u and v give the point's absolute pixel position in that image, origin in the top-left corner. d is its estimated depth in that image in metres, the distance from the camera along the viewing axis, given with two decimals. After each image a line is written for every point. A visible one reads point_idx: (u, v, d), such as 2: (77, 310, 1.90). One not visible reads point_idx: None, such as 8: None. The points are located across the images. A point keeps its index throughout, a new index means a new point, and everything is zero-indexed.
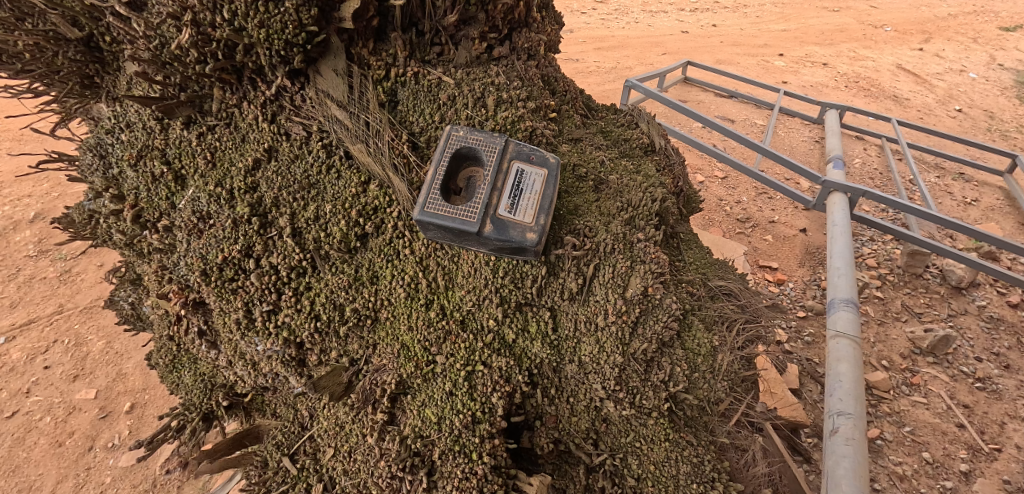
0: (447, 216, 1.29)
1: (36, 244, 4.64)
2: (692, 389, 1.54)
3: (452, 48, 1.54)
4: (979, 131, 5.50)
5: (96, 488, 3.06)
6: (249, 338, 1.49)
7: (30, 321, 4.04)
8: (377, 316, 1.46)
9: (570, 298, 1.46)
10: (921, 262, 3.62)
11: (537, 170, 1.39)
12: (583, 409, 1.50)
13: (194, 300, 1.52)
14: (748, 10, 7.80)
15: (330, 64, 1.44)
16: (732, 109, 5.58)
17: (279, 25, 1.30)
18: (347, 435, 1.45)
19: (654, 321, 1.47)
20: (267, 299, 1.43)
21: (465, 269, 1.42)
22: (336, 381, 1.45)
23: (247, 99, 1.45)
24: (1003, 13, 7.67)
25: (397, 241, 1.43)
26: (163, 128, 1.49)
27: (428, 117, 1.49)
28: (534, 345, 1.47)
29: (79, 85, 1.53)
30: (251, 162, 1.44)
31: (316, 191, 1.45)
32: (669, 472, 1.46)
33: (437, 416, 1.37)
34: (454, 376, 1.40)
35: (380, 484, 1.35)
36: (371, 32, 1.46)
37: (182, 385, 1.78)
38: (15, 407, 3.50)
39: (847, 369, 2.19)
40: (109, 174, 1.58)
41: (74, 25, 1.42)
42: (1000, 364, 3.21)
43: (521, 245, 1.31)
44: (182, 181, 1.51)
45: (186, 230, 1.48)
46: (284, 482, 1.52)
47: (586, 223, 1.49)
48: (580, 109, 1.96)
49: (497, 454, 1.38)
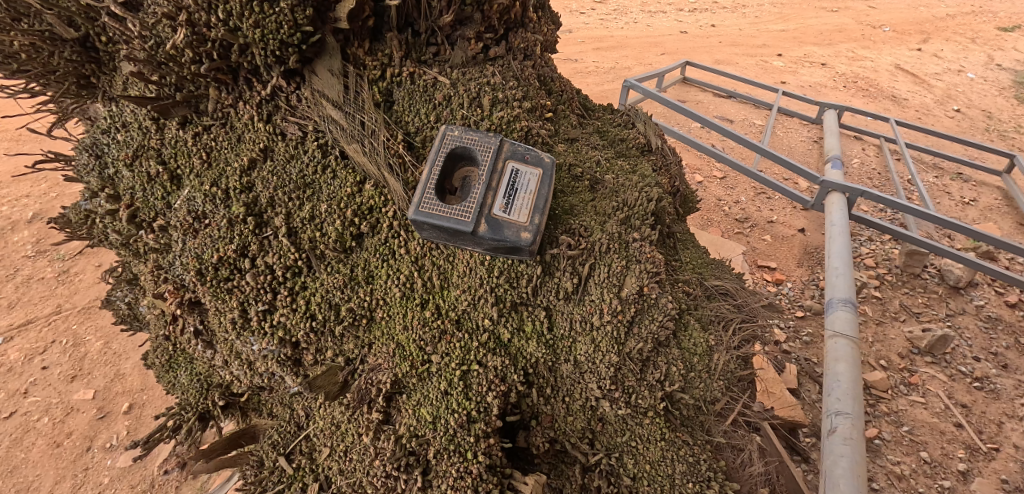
0: (441, 216, 1.29)
1: (33, 245, 4.64)
2: (688, 388, 1.54)
3: (448, 48, 1.54)
4: (977, 130, 5.51)
5: (95, 488, 3.05)
6: (244, 338, 1.49)
7: (28, 321, 4.04)
8: (372, 316, 1.47)
9: (565, 297, 1.46)
10: (919, 261, 3.64)
11: (532, 170, 1.39)
12: (579, 409, 1.50)
13: (189, 300, 1.53)
14: (747, 10, 7.81)
15: (325, 64, 1.44)
16: (730, 109, 5.59)
17: (274, 26, 1.30)
18: (343, 435, 1.46)
19: (649, 321, 1.47)
20: (262, 298, 1.44)
21: (460, 269, 1.42)
22: (331, 381, 1.45)
23: (242, 99, 1.45)
24: (1001, 13, 7.68)
25: (392, 240, 1.43)
26: (159, 128, 1.49)
27: (424, 117, 1.49)
28: (529, 344, 1.47)
29: (75, 85, 1.54)
30: (246, 162, 1.44)
31: (311, 191, 1.45)
32: (666, 471, 1.47)
33: (432, 416, 1.38)
34: (450, 375, 1.40)
35: (375, 483, 1.35)
36: (366, 32, 1.46)
37: (178, 385, 1.78)
38: (13, 407, 3.50)
39: (845, 369, 2.19)
40: (105, 174, 1.58)
41: (70, 25, 1.42)
42: (998, 364, 3.21)
43: (516, 244, 1.31)
44: (177, 181, 1.51)
45: (181, 229, 1.48)
46: (279, 482, 1.53)
47: (582, 223, 1.49)
48: (577, 109, 1.96)
49: (492, 453, 1.39)
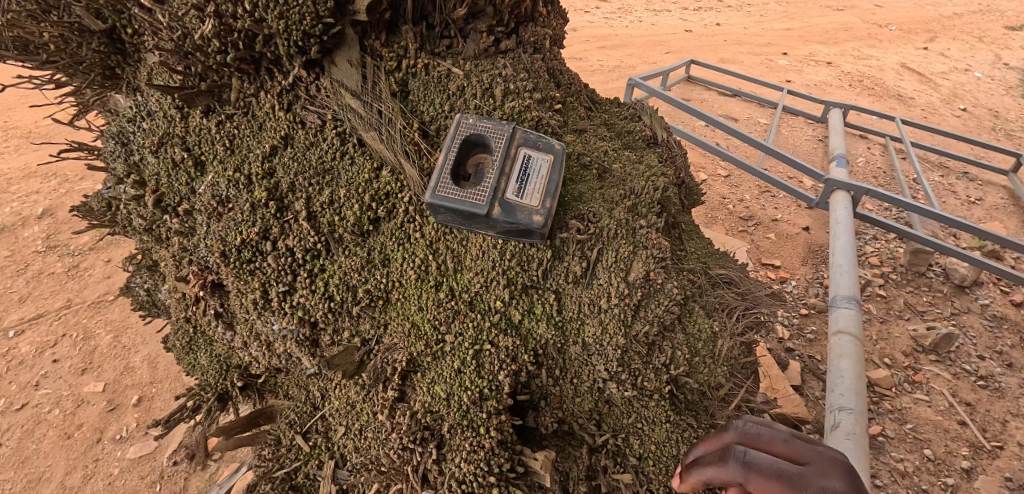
0: (457, 200, 1.34)
1: (44, 240, 4.71)
2: (693, 373, 1.59)
3: (461, 41, 1.58)
4: (984, 130, 5.53)
5: (105, 479, 3.11)
6: (265, 317, 1.56)
7: (39, 316, 4.12)
8: (388, 297, 1.52)
9: (574, 281, 1.50)
10: (924, 259, 3.67)
11: (543, 156, 1.44)
12: (587, 390, 1.54)
13: (212, 282, 1.59)
14: (752, 8, 7.81)
15: (345, 55, 1.48)
16: (735, 108, 5.63)
17: (297, 17, 1.36)
18: (358, 414, 1.52)
19: (656, 304, 1.52)
20: (283, 280, 1.51)
21: (473, 252, 1.47)
22: (348, 360, 1.51)
23: (263, 89, 1.50)
24: (1009, 12, 7.67)
25: (407, 225, 1.49)
26: (184, 116, 1.54)
27: (438, 106, 1.54)
28: (539, 326, 1.52)
29: (101, 76, 1.59)
30: (268, 148, 1.50)
31: (330, 177, 1.50)
32: (670, 451, 1.52)
33: (446, 393, 1.44)
34: (463, 354, 1.46)
35: (390, 456, 1.43)
36: (383, 25, 1.51)
37: (197, 366, 1.85)
38: (25, 398, 3.58)
39: (848, 366, 2.26)
40: (130, 160, 1.64)
41: (98, 18, 1.48)
42: (1002, 362, 3.25)
43: (528, 227, 1.36)
44: (201, 167, 1.57)
45: (205, 213, 1.55)
46: (297, 459, 1.60)
47: (591, 209, 1.53)
48: (584, 101, 2.01)
49: (504, 430, 1.44)
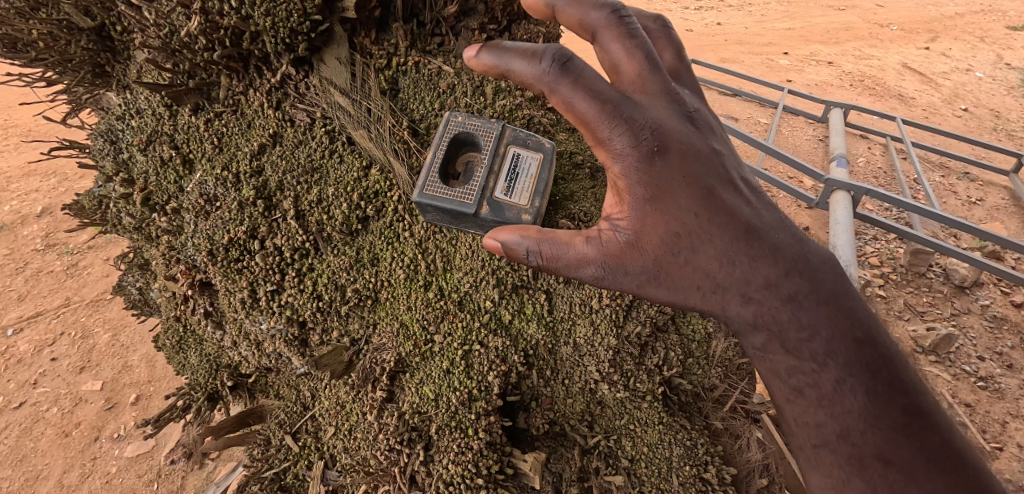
0: (445, 198, 1.34)
1: (42, 239, 4.71)
2: (686, 374, 1.59)
3: (453, 39, 1.55)
4: (985, 130, 5.52)
5: (103, 478, 3.12)
6: (254, 317, 1.55)
7: (37, 314, 4.11)
8: (377, 296, 1.51)
9: (565, 281, 1.47)
10: (925, 260, 3.63)
11: (533, 154, 1.40)
12: (578, 391, 1.53)
13: (200, 281, 1.58)
14: (753, 7, 7.78)
15: (334, 53, 1.47)
16: (735, 107, 5.61)
17: (285, 14, 1.35)
18: (347, 415, 1.52)
19: (648, 305, 1.48)
20: (271, 279, 1.50)
21: (463, 252, 1.45)
22: (337, 360, 1.49)
23: (252, 86, 1.49)
24: (1011, 11, 7.62)
25: (397, 224, 1.48)
26: (173, 114, 1.54)
27: (428, 105, 1.53)
28: (530, 326, 1.50)
29: (91, 74, 1.58)
30: (256, 146, 1.49)
31: (319, 176, 1.50)
32: (663, 454, 1.49)
33: (435, 393, 1.43)
34: (452, 355, 1.45)
35: (378, 457, 1.42)
36: (373, 23, 1.49)
37: (188, 365, 1.83)
38: (23, 397, 3.58)
39: None
40: (119, 158, 1.63)
41: (87, 15, 1.47)
42: (1002, 363, 3.23)
43: (517, 226, 1.33)
44: (189, 165, 1.56)
45: (193, 211, 1.54)
46: (285, 460, 1.59)
47: (581, 209, 1.52)
48: None
49: (493, 431, 1.43)
